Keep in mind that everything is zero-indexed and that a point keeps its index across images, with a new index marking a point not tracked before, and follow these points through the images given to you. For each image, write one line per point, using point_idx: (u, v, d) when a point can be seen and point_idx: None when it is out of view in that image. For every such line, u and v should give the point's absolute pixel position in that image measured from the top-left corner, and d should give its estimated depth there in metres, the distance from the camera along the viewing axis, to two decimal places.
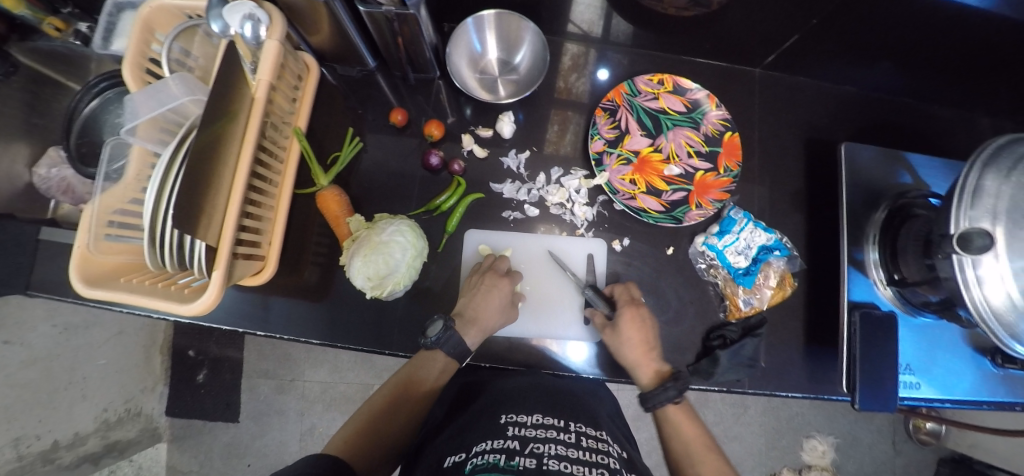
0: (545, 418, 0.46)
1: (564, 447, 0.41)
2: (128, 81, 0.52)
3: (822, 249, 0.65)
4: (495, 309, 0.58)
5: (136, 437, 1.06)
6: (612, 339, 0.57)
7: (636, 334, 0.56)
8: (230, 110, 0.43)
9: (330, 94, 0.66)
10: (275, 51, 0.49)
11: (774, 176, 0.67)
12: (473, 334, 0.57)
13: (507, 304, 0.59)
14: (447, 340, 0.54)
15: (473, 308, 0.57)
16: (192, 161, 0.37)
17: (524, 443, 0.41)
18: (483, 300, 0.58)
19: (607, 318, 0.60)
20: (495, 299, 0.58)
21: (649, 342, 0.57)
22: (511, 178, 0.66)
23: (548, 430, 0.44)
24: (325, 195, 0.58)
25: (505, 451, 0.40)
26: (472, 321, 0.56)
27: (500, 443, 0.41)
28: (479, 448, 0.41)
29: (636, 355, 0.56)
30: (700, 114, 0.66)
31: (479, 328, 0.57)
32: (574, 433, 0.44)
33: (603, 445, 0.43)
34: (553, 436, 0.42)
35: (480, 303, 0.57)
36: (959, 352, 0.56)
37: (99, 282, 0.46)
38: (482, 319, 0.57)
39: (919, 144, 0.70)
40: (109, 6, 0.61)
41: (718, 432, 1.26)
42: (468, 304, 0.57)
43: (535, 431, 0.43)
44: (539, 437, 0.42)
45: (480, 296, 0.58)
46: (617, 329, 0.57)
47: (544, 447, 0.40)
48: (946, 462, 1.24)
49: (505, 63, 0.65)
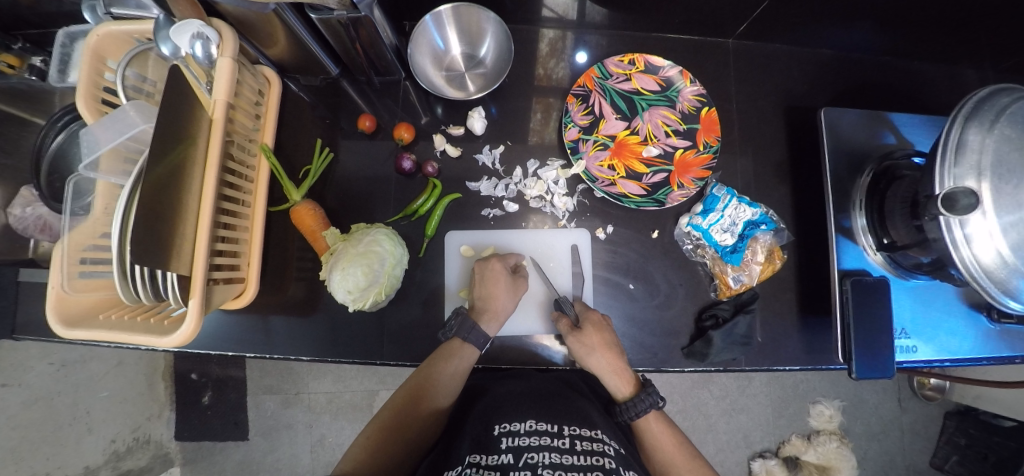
0: (538, 424, 0.45)
1: (558, 454, 0.40)
2: (83, 113, 0.51)
3: (809, 217, 0.64)
4: (504, 292, 0.59)
5: (148, 464, 1.06)
6: (577, 344, 0.55)
7: (604, 342, 0.55)
8: (189, 135, 0.42)
9: (297, 105, 0.65)
10: (229, 68, 0.47)
11: (756, 147, 0.66)
12: (490, 323, 0.58)
13: (518, 286, 0.60)
14: (461, 325, 0.56)
15: (490, 300, 0.57)
16: (151, 193, 0.36)
17: (518, 456, 0.40)
18: (493, 288, 0.59)
19: (573, 323, 0.58)
20: (506, 287, 0.59)
21: (618, 353, 0.55)
22: (488, 175, 0.65)
23: (542, 437, 0.43)
24: (300, 210, 0.56)
25: (499, 468, 0.39)
26: (492, 314, 0.57)
27: (494, 459, 0.40)
28: (474, 460, 0.41)
29: (602, 365, 0.54)
30: (675, 91, 0.64)
31: (498, 319, 0.58)
32: (569, 437, 0.43)
33: (599, 445, 0.43)
34: (547, 443, 0.42)
35: (487, 291, 0.58)
36: (955, 311, 0.55)
37: (80, 322, 0.45)
38: (493, 304, 0.58)
39: (905, 102, 0.68)
40: (61, 36, 0.60)
41: (725, 406, 1.27)
42: (480, 297, 0.58)
43: (529, 439, 0.42)
44: (533, 446, 0.41)
45: (488, 281, 0.59)
46: (581, 332, 0.55)
47: (538, 458, 0.39)
48: (952, 415, 1.25)
49: (470, 57, 0.64)
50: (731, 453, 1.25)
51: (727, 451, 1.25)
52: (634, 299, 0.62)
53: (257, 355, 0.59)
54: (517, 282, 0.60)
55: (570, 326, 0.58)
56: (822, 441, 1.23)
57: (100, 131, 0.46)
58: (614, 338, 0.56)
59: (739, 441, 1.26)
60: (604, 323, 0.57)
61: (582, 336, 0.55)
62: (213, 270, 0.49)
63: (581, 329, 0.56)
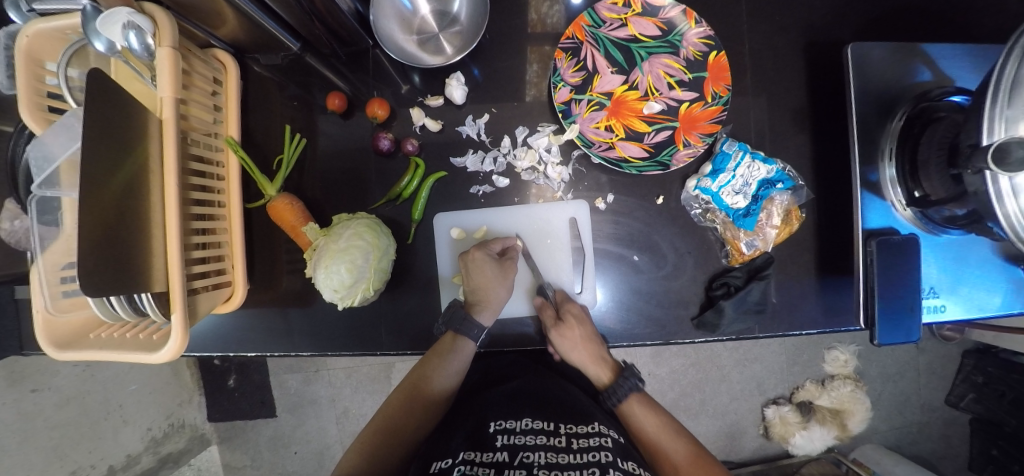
0: (534, 422, 0.46)
1: (553, 453, 0.41)
2: (31, 125, 0.47)
3: (829, 169, 0.58)
4: (495, 280, 0.57)
5: (187, 446, 1.14)
6: (561, 340, 0.56)
7: (584, 336, 0.56)
8: (137, 144, 0.38)
9: (263, 89, 0.59)
10: (171, 58, 0.42)
11: (772, 93, 0.58)
12: (485, 314, 0.57)
13: (507, 269, 0.58)
14: (452, 318, 0.57)
15: (481, 290, 0.56)
16: (105, 215, 0.33)
17: (513, 454, 0.41)
18: (480, 277, 0.56)
19: (556, 315, 0.58)
20: (495, 276, 0.57)
21: (599, 344, 0.57)
22: (473, 148, 0.60)
23: (537, 435, 0.44)
24: (277, 205, 0.53)
25: (495, 466, 0.39)
26: (485, 302, 0.56)
27: (489, 456, 0.41)
28: (467, 456, 0.41)
29: (583, 357, 0.57)
30: (678, 35, 0.56)
31: (491, 307, 0.57)
32: (565, 436, 0.45)
33: (595, 441, 0.44)
34: (541, 442, 0.43)
35: (478, 282, 0.56)
36: (989, 265, 0.51)
37: (71, 343, 0.45)
38: (485, 292, 0.56)
39: (950, 27, 0.58)
40: (1, 38, 0.54)
41: (738, 356, 1.27)
42: (472, 289, 0.56)
43: (525, 438, 0.43)
44: (529, 444, 0.42)
45: (474, 269, 0.56)
46: (563, 328, 0.56)
47: (533, 457, 0.40)
48: (971, 352, 1.24)
49: (443, 15, 0.56)
50: (744, 401, 1.27)
51: (741, 399, 1.27)
52: (639, 271, 0.59)
53: (259, 354, 0.59)
54: (505, 267, 0.58)
55: (553, 318, 0.58)
56: (836, 386, 1.23)
57: (49, 139, 0.44)
58: (597, 330, 0.58)
59: (753, 389, 1.27)
60: (585, 316, 0.57)
61: (564, 329, 0.56)
62: (194, 279, 0.47)
63: (563, 322, 0.57)
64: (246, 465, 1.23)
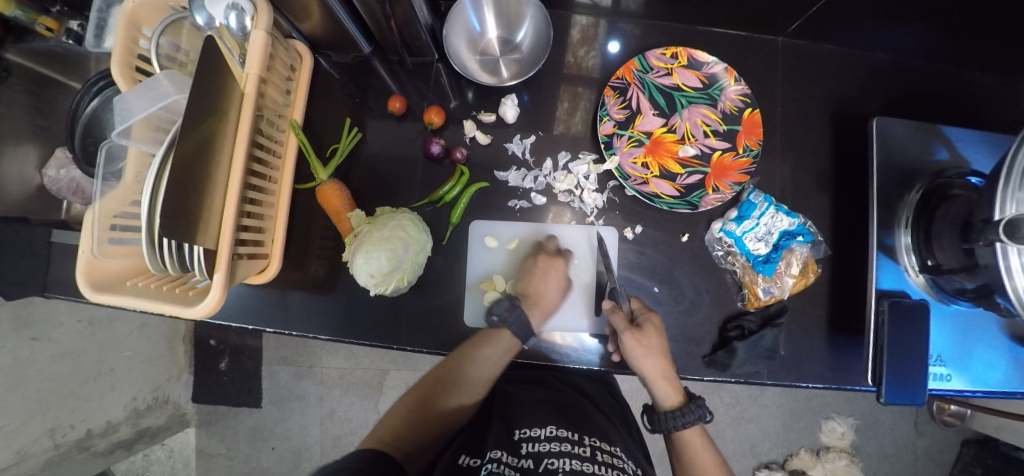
0: (559, 431, 0.46)
1: (578, 461, 0.41)
2: (117, 80, 0.50)
3: (847, 231, 0.61)
4: (554, 288, 0.61)
5: (166, 423, 1.11)
6: (636, 340, 0.52)
7: (658, 345, 0.54)
8: (219, 109, 0.41)
9: (327, 82, 0.63)
10: (263, 41, 0.45)
11: (798, 154, 0.62)
12: (536, 315, 0.60)
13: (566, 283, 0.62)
14: (511, 316, 0.57)
15: (536, 293, 0.60)
16: (182, 166, 0.36)
17: (538, 461, 0.41)
18: (543, 284, 0.60)
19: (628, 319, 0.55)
20: (556, 282, 0.61)
21: (667, 359, 0.55)
22: (516, 165, 0.63)
23: (562, 443, 0.44)
24: (326, 189, 0.56)
25: (520, 470, 0.40)
26: (537, 305, 0.60)
27: (516, 460, 0.41)
28: (495, 456, 0.42)
29: (653, 370, 0.54)
30: (717, 89, 0.61)
31: (541, 309, 0.60)
32: (589, 447, 0.44)
33: (618, 461, 0.44)
34: (567, 450, 0.43)
35: (540, 286, 0.60)
36: (995, 342, 0.53)
37: (108, 287, 0.46)
38: (544, 299, 0.60)
39: (961, 116, 0.64)
40: (98, 2, 0.58)
41: (734, 413, 1.25)
42: (530, 287, 0.60)
43: (549, 445, 0.43)
44: (553, 452, 0.42)
45: (538, 277, 0.61)
46: (643, 329, 0.53)
47: (558, 463, 0.40)
48: (970, 443, 1.22)
49: (506, 42, 0.61)
50: (736, 461, 1.24)
51: (733, 459, 1.24)
52: (659, 303, 0.60)
53: (276, 331, 0.59)
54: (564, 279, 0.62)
55: (625, 322, 0.55)
56: (831, 458, 1.22)
57: (134, 99, 0.45)
58: (666, 344, 0.56)
59: (746, 450, 1.25)
60: (661, 327, 0.56)
61: (641, 334, 0.53)
62: (239, 245, 0.49)
63: (640, 328, 0.54)
64: (220, 453, 1.19)
